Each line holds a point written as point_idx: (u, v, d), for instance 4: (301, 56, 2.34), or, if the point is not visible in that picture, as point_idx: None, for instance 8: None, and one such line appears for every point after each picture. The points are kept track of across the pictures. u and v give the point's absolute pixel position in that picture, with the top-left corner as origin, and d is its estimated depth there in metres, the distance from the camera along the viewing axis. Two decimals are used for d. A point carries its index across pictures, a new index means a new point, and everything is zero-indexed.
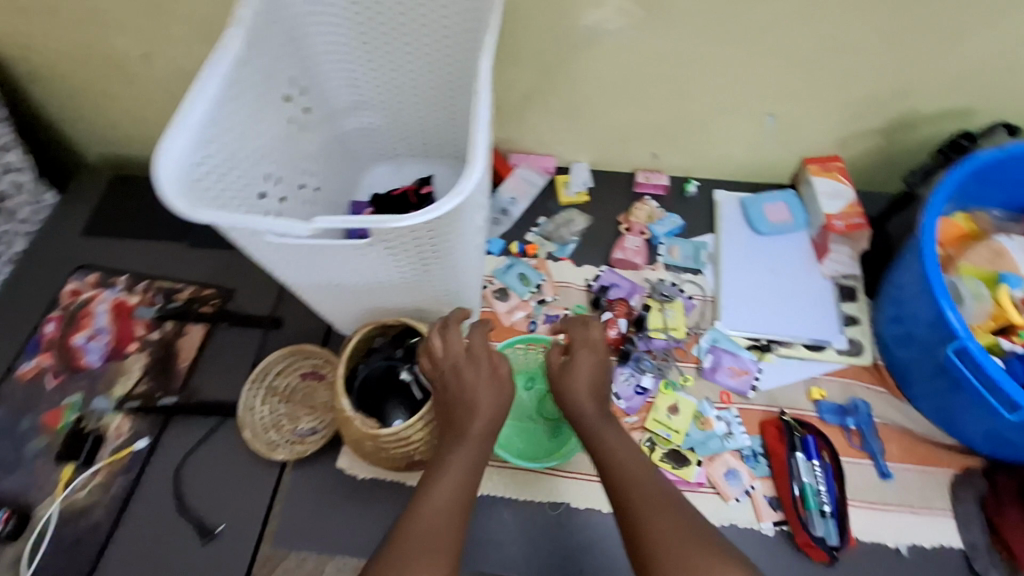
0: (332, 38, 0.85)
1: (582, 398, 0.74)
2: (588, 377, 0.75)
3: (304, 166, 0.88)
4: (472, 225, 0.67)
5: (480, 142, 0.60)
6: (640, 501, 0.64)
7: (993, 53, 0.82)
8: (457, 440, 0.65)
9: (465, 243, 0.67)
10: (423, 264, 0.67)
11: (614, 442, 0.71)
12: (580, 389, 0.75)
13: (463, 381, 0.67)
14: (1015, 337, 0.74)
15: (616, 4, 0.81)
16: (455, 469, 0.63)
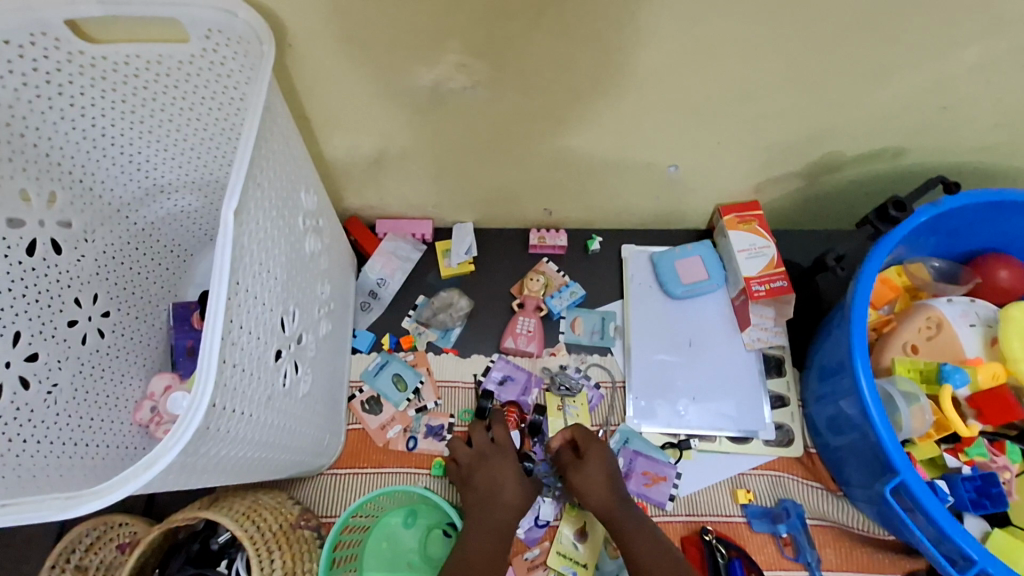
0: (87, 121, 0.63)
1: (604, 490, 0.70)
2: (599, 472, 0.72)
3: (74, 292, 0.67)
4: (239, 421, 0.47)
5: (209, 348, 0.41)
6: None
7: (926, 93, 0.67)
8: (486, 509, 0.70)
9: (222, 450, 0.47)
10: (177, 485, 0.47)
11: (631, 528, 0.68)
12: (591, 483, 0.71)
13: (496, 465, 0.73)
14: (962, 455, 0.63)
15: (453, 60, 0.61)
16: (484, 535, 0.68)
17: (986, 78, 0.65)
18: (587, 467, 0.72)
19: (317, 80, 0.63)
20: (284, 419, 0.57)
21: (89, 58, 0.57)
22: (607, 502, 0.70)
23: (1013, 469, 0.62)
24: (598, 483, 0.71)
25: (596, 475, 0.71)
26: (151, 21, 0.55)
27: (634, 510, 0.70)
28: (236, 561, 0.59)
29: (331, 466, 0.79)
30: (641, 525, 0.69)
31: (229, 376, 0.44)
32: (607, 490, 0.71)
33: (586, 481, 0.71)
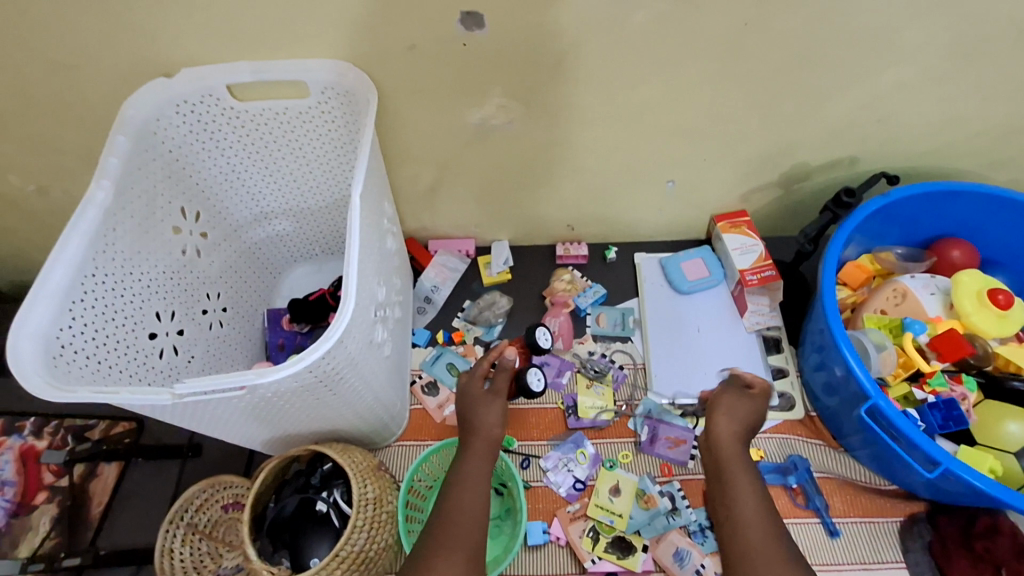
0: (226, 158, 0.84)
1: (728, 431, 0.73)
2: (742, 412, 0.75)
3: (204, 289, 0.85)
4: (354, 346, 0.65)
5: (350, 279, 0.62)
6: (744, 518, 0.65)
7: (864, 110, 0.85)
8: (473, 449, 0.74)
9: (343, 365, 0.64)
10: (307, 391, 0.64)
11: (739, 469, 0.70)
12: (721, 419, 0.74)
13: (474, 402, 0.78)
14: (925, 387, 0.75)
15: (496, 102, 0.82)
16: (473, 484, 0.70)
17: (907, 96, 0.83)
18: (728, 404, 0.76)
19: (393, 122, 0.84)
20: (374, 368, 0.74)
21: (237, 110, 0.79)
22: (724, 441, 0.72)
23: (971, 396, 0.74)
24: (728, 419, 0.74)
25: (734, 414, 0.74)
26: (283, 85, 0.78)
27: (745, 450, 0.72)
28: (334, 492, 0.73)
29: (397, 439, 0.93)
30: (749, 467, 0.70)
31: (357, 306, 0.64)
32: (732, 429, 0.73)
33: (720, 417, 0.75)
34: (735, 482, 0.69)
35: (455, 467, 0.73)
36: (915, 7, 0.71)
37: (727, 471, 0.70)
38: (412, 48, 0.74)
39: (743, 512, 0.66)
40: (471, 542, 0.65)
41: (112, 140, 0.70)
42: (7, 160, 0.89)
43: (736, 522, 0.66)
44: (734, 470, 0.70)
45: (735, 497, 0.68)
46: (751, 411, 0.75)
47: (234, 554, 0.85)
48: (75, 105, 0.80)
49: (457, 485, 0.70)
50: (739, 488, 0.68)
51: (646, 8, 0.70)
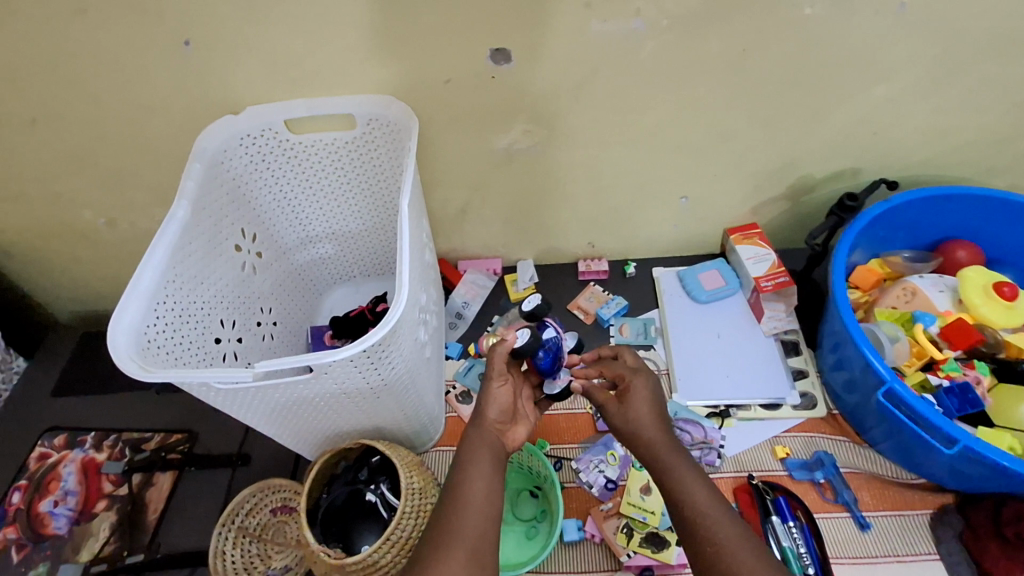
0: (280, 185, 0.94)
1: (651, 430, 0.72)
2: (646, 405, 0.74)
3: (258, 304, 0.93)
4: (404, 338, 0.72)
5: (404, 274, 0.69)
6: (710, 517, 0.64)
7: (860, 124, 0.92)
8: (476, 442, 0.74)
9: (394, 354, 0.70)
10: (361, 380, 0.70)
11: (679, 469, 0.68)
12: (638, 419, 0.73)
13: (484, 391, 0.78)
14: (940, 372, 0.80)
15: (522, 128, 0.91)
16: (481, 473, 0.70)
17: (897, 110, 0.90)
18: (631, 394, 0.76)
19: (429, 149, 0.94)
20: (417, 365, 0.80)
21: (293, 141, 0.89)
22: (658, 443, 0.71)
23: (985, 380, 0.78)
24: (638, 416, 0.74)
25: (640, 409, 0.74)
26: (335, 117, 0.88)
27: (677, 447, 0.71)
28: (381, 484, 0.77)
29: (435, 444, 0.97)
30: (691, 469, 0.69)
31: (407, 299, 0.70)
32: (652, 428, 0.72)
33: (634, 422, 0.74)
34: (679, 483, 0.67)
35: (462, 461, 0.72)
36: (896, 30, 0.80)
37: (671, 474, 0.68)
38: (448, 82, 0.84)
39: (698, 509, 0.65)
40: (474, 538, 0.65)
41: (189, 165, 0.79)
42: (85, 196, 1.00)
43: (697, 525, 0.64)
44: (673, 469, 0.69)
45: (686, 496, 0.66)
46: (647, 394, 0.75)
47: (283, 554, 0.89)
48: (151, 143, 0.91)
49: (465, 477, 0.70)
50: (684, 485, 0.67)
51: (653, 39, 0.80)
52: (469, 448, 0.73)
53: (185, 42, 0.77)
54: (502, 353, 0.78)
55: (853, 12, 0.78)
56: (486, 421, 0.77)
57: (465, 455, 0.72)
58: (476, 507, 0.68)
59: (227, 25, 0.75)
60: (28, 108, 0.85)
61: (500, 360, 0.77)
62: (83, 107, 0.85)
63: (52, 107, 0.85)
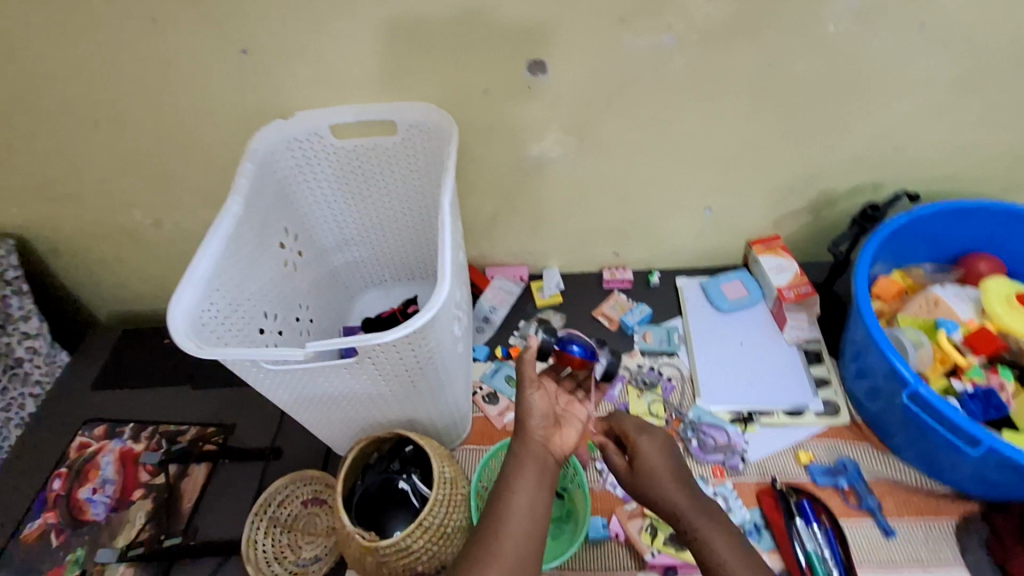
0: (322, 188, 0.99)
1: (674, 490, 0.76)
2: (661, 463, 0.77)
3: (298, 300, 0.97)
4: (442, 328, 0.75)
5: (445, 264, 0.73)
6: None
7: (880, 139, 0.95)
8: (522, 455, 0.76)
9: (432, 343, 0.74)
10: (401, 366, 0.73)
11: (707, 529, 0.73)
12: (659, 482, 0.76)
13: (523, 401, 0.79)
14: (963, 377, 0.80)
15: (554, 137, 0.95)
16: (526, 488, 0.73)
17: (917, 124, 0.94)
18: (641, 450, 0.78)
19: (465, 156, 0.98)
20: (451, 359, 0.83)
21: (338, 146, 0.95)
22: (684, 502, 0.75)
23: (1009, 386, 0.79)
24: (658, 478, 0.76)
25: (658, 467, 0.77)
26: (378, 124, 0.94)
27: (700, 502, 0.75)
28: (413, 474, 0.80)
29: (461, 443, 0.99)
30: (719, 527, 0.73)
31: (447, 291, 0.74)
32: (677, 488, 0.76)
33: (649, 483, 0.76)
34: (710, 542, 0.72)
35: (509, 472, 0.75)
36: (915, 47, 0.84)
37: (702, 537, 0.73)
38: (485, 92, 0.89)
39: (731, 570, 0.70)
40: (517, 558, 0.68)
41: (243, 164, 0.84)
42: (138, 197, 1.05)
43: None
44: (701, 528, 0.73)
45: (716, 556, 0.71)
46: (666, 457, 0.78)
47: (313, 544, 0.90)
48: (206, 147, 0.97)
49: (509, 490, 0.73)
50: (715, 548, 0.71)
51: (682, 54, 0.84)
52: (513, 462, 0.75)
53: (243, 50, 0.84)
54: (530, 359, 0.79)
55: (875, 30, 0.82)
56: (530, 432, 0.78)
57: (511, 468, 0.75)
58: (518, 521, 0.71)
59: (285, 35, 0.82)
60: (95, 110, 0.92)
61: (531, 368, 0.79)
62: (145, 109, 0.92)
63: (116, 109, 0.92)
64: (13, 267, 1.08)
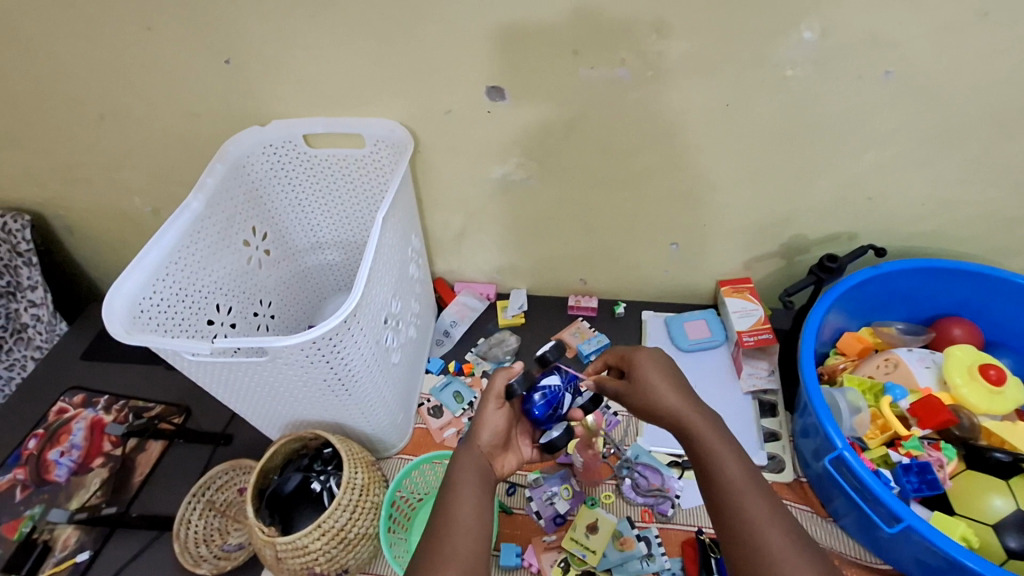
0: (295, 193, 1.04)
1: (678, 398, 0.74)
2: (658, 375, 0.77)
3: (258, 296, 1.02)
4: (362, 337, 0.76)
5: (363, 275, 0.74)
6: (736, 480, 0.65)
7: (853, 188, 0.91)
8: (460, 465, 0.74)
9: (349, 351, 0.75)
10: (315, 372, 0.75)
11: (706, 430, 0.70)
12: (656, 388, 0.75)
13: (480, 415, 0.80)
14: (900, 448, 0.76)
15: (516, 161, 0.96)
16: (467, 493, 0.70)
17: (893, 177, 0.89)
18: (638, 369, 0.78)
19: (431, 173, 1.00)
20: (379, 369, 0.84)
21: (308, 153, 0.99)
22: (682, 408, 0.73)
23: (948, 464, 0.75)
24: (657, 386, 0.76)
25: (657, 383, 0.76)
26: (348, 136, 0.97)
27: (708, 415, 0.72)
28: (330, 477, 0.82)
29: (399, 451, 1.01)
30: (719, 434, 0.70)
31: (367, 301, 0.76)
32: (679, 398, 0.74)
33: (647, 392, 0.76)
34: (709, 444, 0.69)
35: (450, 483, 0.71)
36: (884, 97, 0.80)
37: (703, 442, 0.69)
38: (448, 112, 0.91)
39: (728, 473, 0.66)
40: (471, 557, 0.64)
41: (211, 164, 0.90)
42: (134, 186, 1.12)
43: (721, 482, 0.66)
44: (701, 431, 0.70)
45: (715, 458, 0.68)
46: (665, 372, 0.78)
47: (240, 532, 0.94)
48: (193, 145, 1.03)
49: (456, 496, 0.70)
50: (713, 449, 0.69)
51: (640, 88, 0.84)
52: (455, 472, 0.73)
53: (226, 60, 0.88)
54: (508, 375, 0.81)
55: (835, 77, 0.79)
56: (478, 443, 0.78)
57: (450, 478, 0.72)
58: (463, 526, 0.67)
59: (260, 47, 0.86)
60: (100, 105, 0.99)
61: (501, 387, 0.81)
62: (141, 109, 0.98)
63: (116, 106, 0.98)
64: (25, 242, 1.17)
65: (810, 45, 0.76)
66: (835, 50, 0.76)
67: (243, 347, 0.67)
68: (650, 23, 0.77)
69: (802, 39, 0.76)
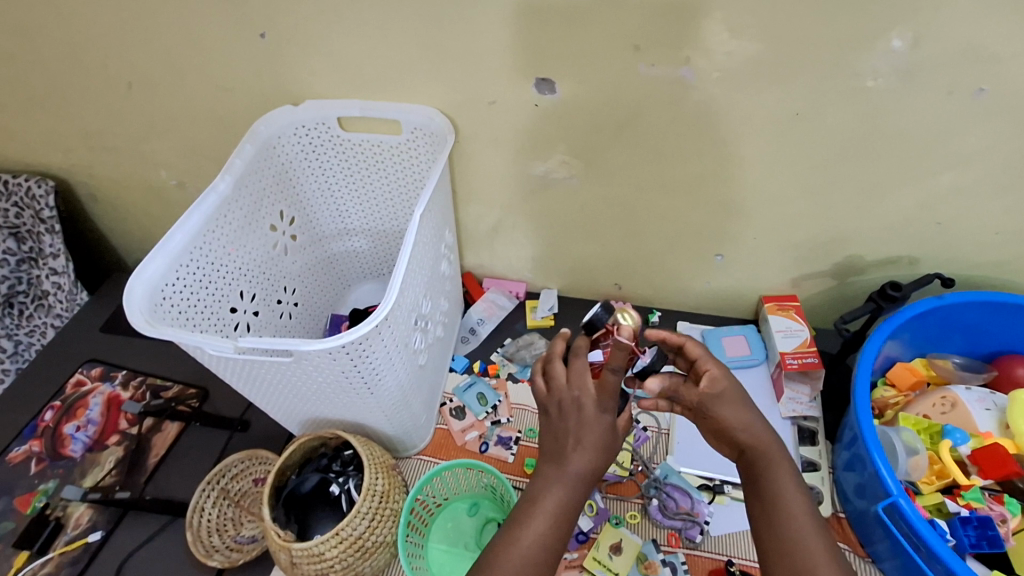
0: (325, 176, 0.99)
1: (761, 425, 0.64)
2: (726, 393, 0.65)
3: (283, 282, 0.99)
4: (391, 340, 0.72)
5: (398, 277, 0.70)
6: (799, 526, 0.58)
7: (923, 210, 0.85)
8: (563, 462, 0.62)
9: (378, 356, 0.71)
10: (342, 374, 0.71)
11: (780, 464, 0.62)
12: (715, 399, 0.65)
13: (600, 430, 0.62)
14: (959, 498, 0.72)
15: (559, 158, 0.90)
16: (563, 488, 0.61)
17: (967, 203, 0.82)
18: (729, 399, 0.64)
19: (469, 165, 0.95)
20: (406, 371, 0.80)
21: (342, 138, 0.94)
22: (762, 434, 0.63)
23: (1012, 520, 0.70)
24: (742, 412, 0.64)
25: (740, 410, 0.64)
26: (384, 122, 0.92)
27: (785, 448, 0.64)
28: (350, 479, 0.79)
29: (419, 451, 0.98)
30: (788, 465, 0.62)
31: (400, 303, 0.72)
32: (760, 423, 0.64)
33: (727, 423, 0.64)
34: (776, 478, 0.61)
35: (544, 472, 0.63)
36: (972, 116, 0.73)
37: (772, 476, 0.61)
38: (492, 103, 0.85)
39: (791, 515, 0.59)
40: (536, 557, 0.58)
41: (241, 145, 0.86)
42: (160, 157, 1.08)
43: (782, 524, 0.58)
44: (774, 463, 0.62)
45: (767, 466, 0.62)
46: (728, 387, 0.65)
47: (254, 525, 0.92)
48: (222, 120, 0.98)
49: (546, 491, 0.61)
50: (780, 486, 0.60)
51: (703, 89, 0.77)
52: (538, 490, 0.62)
53: (261, 34, 0.83)
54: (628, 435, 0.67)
55: (921, 91, 0.72)
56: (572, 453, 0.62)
57: (542, 481, 0.62)
58: (529, 559, 0.58)
59: (298, 23, 0.81)
60: (128, 73, 0.94)
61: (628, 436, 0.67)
62: (171, 80, 0.94)
63: (144, 74, 0.94)
64: (48, 207, 1.13)
65: (898, 55, 0.69)
66: (925, 61, 0.69)
67: (270, 348, 0.64)
68: (722, 19, 0.70)
69: (891, 47, 0.69)
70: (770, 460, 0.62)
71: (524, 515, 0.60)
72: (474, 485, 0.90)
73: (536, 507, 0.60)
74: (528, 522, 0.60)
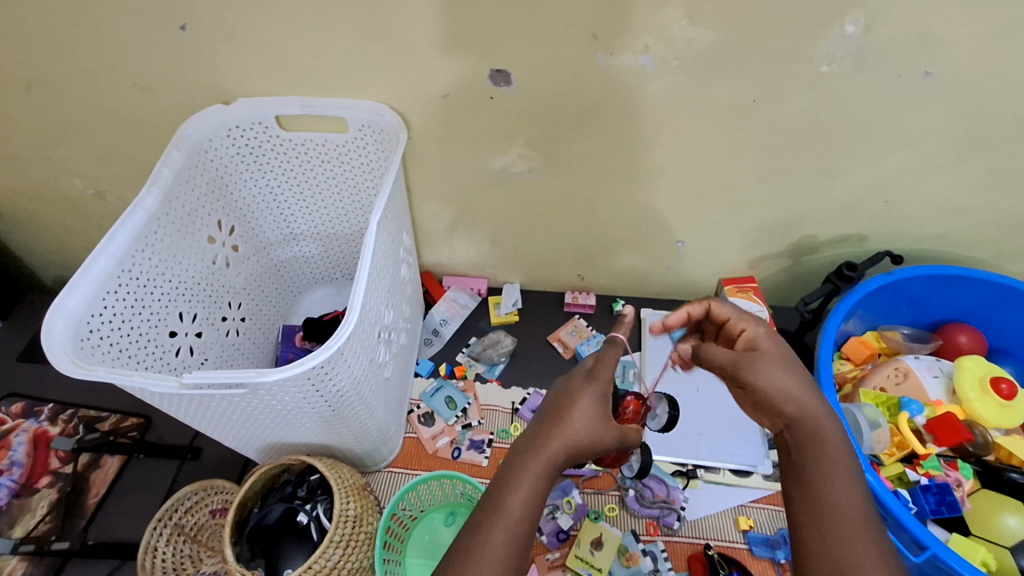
0: (265, 180, 0.92)
1: (812, 398, 0.58)
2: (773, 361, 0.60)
3: (226, 297, 0.91)
4: (355, 357, 0.68)
5: (359, 291, 0.66)
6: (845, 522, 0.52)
7: (872, 191, 0.87)
8: (540, 453, 0.57)
9: (343, 376, 0.67)
10: (305, 399, 0.66)
11: (834, 444, 0.56)
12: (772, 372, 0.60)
13: (595, 430, 0.59)
14: (919, 468, 0.80)
15: (517, 152, 0.87)
16: (534, 478, 0.55)
17: (913, 181, 0.86)
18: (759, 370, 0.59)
19: (422, 163, 0.90)
20: (372, 386, 0.76)
21: (282, 138, 0.87)
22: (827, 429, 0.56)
23: (966, 483, 0.79)
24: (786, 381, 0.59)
25: (786, 379, 0.59)
26: (328, 119, 0.86)
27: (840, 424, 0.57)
28: (317, 506, 0.75)
29: (388, 464, 0.94)
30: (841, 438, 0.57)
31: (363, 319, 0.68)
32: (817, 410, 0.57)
33: (770, 390, 0.58)
34: (830, 476, 0.54)
35: (513, 463, 0.57)
36: (919, 98, 0.75)
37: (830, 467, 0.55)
38: (445, 97, 0.80)
39: (840, 520, 0.52)
40: (507, 551, 0.51)
41: (167, 153, 0.78)
42: (74, 165, 0.97)
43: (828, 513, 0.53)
44: (822, 454, 0.56)
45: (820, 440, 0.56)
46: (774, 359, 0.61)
47: (214, 560, 0.86)
48: (142, 122, 0.88)
49: (516, 483, 0.55)
50: (831, 471, 0.55)
51: (661, 78, 0.75)
52: (505, 485, 0.55)
53: (182, 26, 0.74)
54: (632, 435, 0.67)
55: (873, 75, 0.73)
56: (553, 449, 0.57)
57: (516, 465, 0.56)
58: (498, 556, 0.51)
59: (223, 15, 0.73)
60: (25, 72, 0.82)
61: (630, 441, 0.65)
62: (78, 78, 0.83)
63: (44, 72, 0.82)
64: None
65: (852, 40, 0.69)
66: (877, 45, 0.70)
67: (220, 381, 0.59)
68: (680, 5, 0.68)
69: (846, 33, 0.69)
70: (823, 433, 0.56)
71: (500, 502, 0.54)
72: (450, 492, 0.87)
73: (501, 512, 0.53)
74: (496, 522, 0.53)
